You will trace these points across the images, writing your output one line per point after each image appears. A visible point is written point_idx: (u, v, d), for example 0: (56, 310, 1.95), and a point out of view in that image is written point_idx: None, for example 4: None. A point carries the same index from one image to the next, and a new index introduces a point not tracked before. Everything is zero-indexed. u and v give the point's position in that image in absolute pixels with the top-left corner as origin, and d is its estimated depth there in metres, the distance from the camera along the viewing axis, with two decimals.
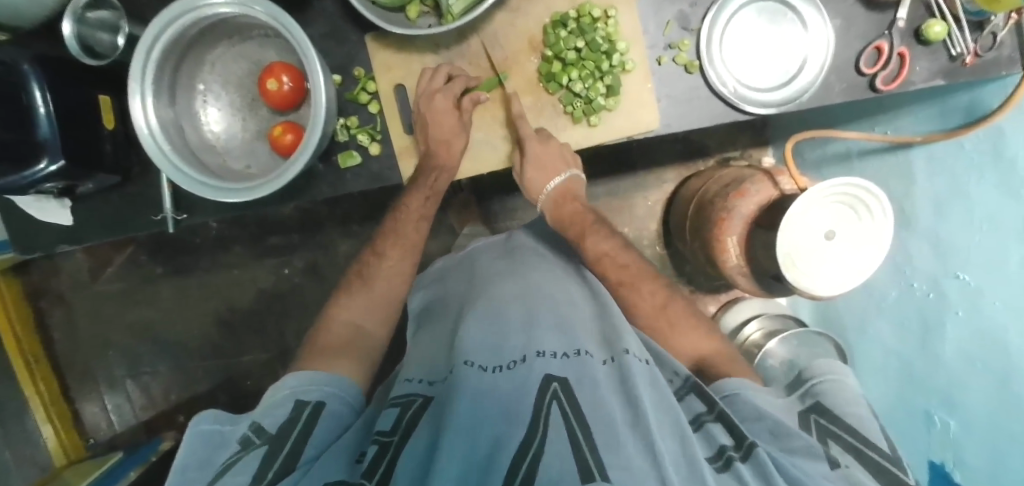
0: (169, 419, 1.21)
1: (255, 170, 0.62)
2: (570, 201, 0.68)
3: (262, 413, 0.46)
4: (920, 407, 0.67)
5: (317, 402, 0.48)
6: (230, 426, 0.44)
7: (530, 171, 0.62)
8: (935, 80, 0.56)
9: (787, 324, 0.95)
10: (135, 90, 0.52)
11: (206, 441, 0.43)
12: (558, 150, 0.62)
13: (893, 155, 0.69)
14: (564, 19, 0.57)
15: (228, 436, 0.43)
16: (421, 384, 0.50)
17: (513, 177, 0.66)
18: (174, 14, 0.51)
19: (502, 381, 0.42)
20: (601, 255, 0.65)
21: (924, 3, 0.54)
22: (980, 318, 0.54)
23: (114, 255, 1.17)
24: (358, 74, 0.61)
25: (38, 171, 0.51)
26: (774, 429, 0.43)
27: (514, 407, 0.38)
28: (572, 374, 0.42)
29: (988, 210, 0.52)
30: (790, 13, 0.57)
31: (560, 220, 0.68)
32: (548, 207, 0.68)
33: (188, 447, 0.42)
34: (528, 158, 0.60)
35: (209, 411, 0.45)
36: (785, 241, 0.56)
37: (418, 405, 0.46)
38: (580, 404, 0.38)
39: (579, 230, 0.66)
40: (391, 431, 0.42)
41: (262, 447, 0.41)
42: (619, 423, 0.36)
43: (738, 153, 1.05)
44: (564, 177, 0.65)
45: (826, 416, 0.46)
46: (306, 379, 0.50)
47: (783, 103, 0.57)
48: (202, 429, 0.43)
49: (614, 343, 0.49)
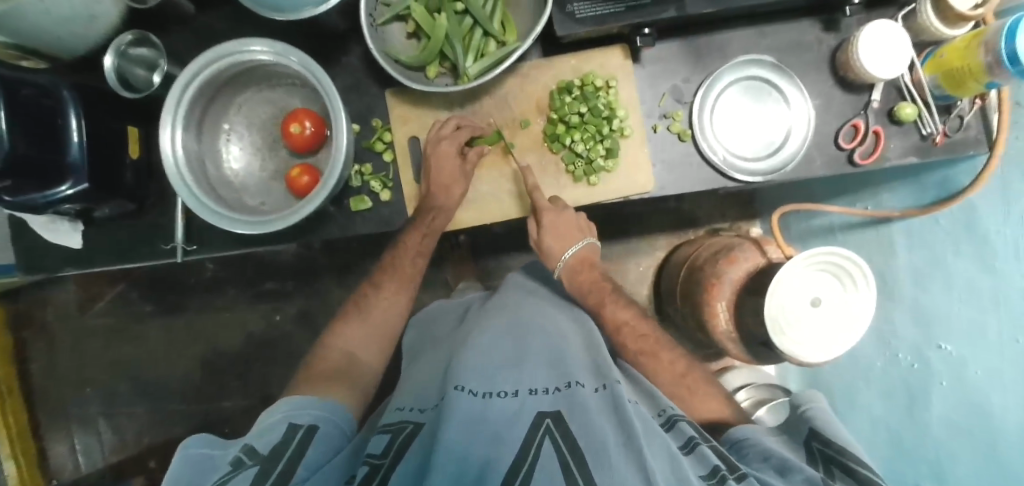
0: (136, 465, 1.14)
1: (268, 207, 0.65)
2: (588, 268, 0.68)
3: (253, 437, 0.44)
4: (905, 470, 0.65)
5: (309, 425, 0.47)
6: (220, 451, 0.42)
7: (546, 238, 0.65)
8: (908, 157, 0.60)
9: (776, 393, 0.92)
10: (167, 122, 0.55)
11: (196, 465, 0.41)
12: (573, 220, 0.65)
13: (874, 229, 0.72)
14: (569, 86, 0.62)
15: (217, 460, 0.41)
16: (412, 412, 0.50)
17: (531, 242, 0.68)
18: (212, 57, 0.55)
19: (493, 410, 0.42)
20: (619, 324, 0.63)
21: (896, 87, 0.60)
22: (964, 385, 0.55)
23: (105, 289, 1.16)
24: (376, 125, 0.65)
25: (58, 192, 0.55)
26: (780, 467, 0.42)
27: (505, 436, 0.39)
28: (564, 407, 0.42)
29: (965, 282, 0.54)
30: (774, 92, 0.62)
31: (579, 287, 0.67)
32: (566, 275, 0.68)
33: (175, 470, 0.41)
34: (542, 223, 0.64)
35: (199, 436, 0.44)
36: (772, 305, 0.57)
37: (410, 431, 0.45)
38: (572, 434, 0.38)
39: (598, 297, 0.65)
40: (381, 454, 0.42)
41: (255, 467, 0.39)
42: (611, 445, 0.37)
43: (727, 224, 1.09)
44: (582, 243, 0.67)
45: (822, 441, 0.48)
46: (297, 404, 0.50)
47: (769, 172, 0.61)
48: (191, 453, 0.42)
49: (604, 371, 0.49)
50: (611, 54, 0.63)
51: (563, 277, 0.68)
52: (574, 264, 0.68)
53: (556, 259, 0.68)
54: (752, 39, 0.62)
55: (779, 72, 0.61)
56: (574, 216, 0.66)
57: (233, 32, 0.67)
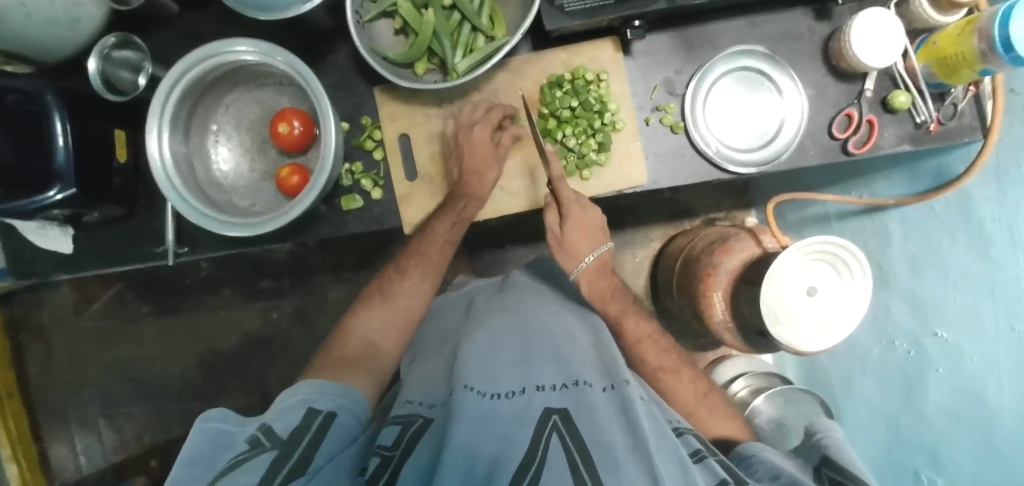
0: (139, 465, 1.15)
1: (259, 208, 0.64)
2: (603, 275, 0.65)
3: (273, 417, 0.44)
4: (904, 457, 0.66)
5: (328, 412, 0.47)
6: (237, 428, 0.41)
7: (570, 233, 0.61)
8: (902, 145, 0.60)
9: (772, 381, 0.93)
10: (153, 125, 0.54)
11: (214, 442, 0.40)
12: (598, 218, 0.62)
13: (869, 217, 0.72)
14: (560, 80, 0.62)
15: (234, 437, 0.40)
16: (422, 406, 0.50)
17: (549, 239, 0.64)
18: (196, 58, 0.55)
19: (502, 408, 0.43)
20: (640, 339, 0.63)
21: (889, 76, 0.60)
22: (961, 373, 0.55)
23: (100, 291, 1.15)
24: (366, 123, 0.64)
25: (48, 197, 0.54)
26: (786, 481, 0.43)
27: (515, 436, 0.39)
28: (571, 405, 0.43)
29: (960, 270, 0.54)
30: (767, 82, 0.62)
31: (595, 294, 0.65)
32: (582, 280, 0.64)
33: (192, 444, 0.40)
34: (567, 215, 0.60)
35: (219, 409, 0.42)
36: (768, 295, 0.57)
37: (418, 426, 0.46)
38: (580, 433, 0.38)
39: (619, 307, 0.64)
40: (392, 446, 0.43)
41: (272, 451, 0.39)
42: (618, 449, 0.37)
43: (722, 214, 1.09)
44: (602, 248, 0.63)
45: (831, 467, 0.47)
46: (318, 388, 0.49)
47: (762, 163, 0.61)
48: (209, 427, 0.41)
49: (613, 373, 0.49)
50: (602, 47, 0.62)
51: (580, 281, 0.65)
52: (593, 268, 0.64)
53: (574, 260, 0.63)
54: (744, 29, 0.62)
55: (772, 62, 0.61)
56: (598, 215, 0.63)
57: (218, 31, 0.66)
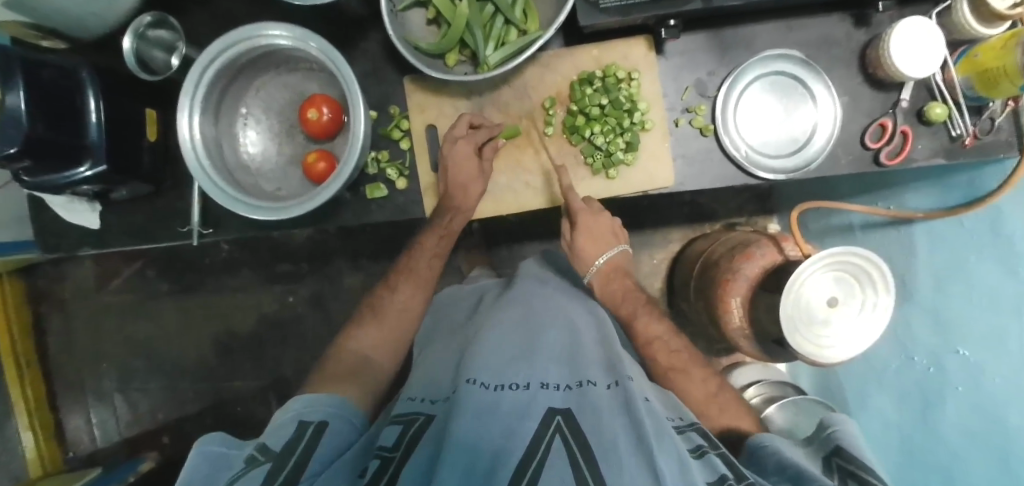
0: (152, 439, 1.17)
1: (285, 193, 0.65)
2: (616, 276, 0.68)
3: (266, 436, 0.46)
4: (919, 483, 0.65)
5: (319, 421, 0.49)
6: (235, 450, 0.44)
7: (579, 240, 0.66)
8: (935, 158, 0.59)
9: (786, 392, 0.91)
10: (184, 108, 0.55)
11: (210, 462, 0.42)
12: (609, 226, 0.66)
13: (895, 229, 0.71)
14: (591, 77, 0.62)
15: (232, 458, 0.43)
16: (423, 403, 0.51)
17: (563, 244, 0.70)
18: (229, 42, 0.55)
19: (504, 404, 0.43)
20: (641, 332, 0.63)
21: (926, 86, 0.59)
22: (982, 395, 0.54)
23: (121, 267, 1.17)
24: (393, 112, 0.65)
25: (77, 173, 0.55)
26: (795, 476, 0.41)
27: (516, 429, 0.40)
28: (575, 406, 0.43)
29: (988, 289, 0.53)
30: (801, 88, 0.61)
31: (601, 288, 0.68)
32: (597, 281, 0.68)
33: (191, 466, 0.42)
34: (576, 224, 0.64)
35: (217, 433, 0.45)
36: (789, 309, 0.56)
37: (421, 422, 0.46)
38: (583, 433, 0.39)
39: (618, 303, 0.65)
40: (393, 447, 0.43)
41: (267, 464, 0.41)
42: (622, 447, 0.38)
43: (744, 219, 1.08)
44: (615, 250, 0.68)
45: (842, 457, 0.47)
46: (309, 403, 0.52)
47: (792, 171, 0.60)
48: (208, 450, 0.43)
49: (617, 369, 0.50)
50: (634, 45, 0.62)
51: (592, 282, 0.69)
52: (606, 271, 0.68)
53: (587, 264, 0.68)
54: (780, 32, 0.61)
55: (807, 68, 0.60)
56: (609, 221, 0.67)
57: (251, 14, 0.66)
